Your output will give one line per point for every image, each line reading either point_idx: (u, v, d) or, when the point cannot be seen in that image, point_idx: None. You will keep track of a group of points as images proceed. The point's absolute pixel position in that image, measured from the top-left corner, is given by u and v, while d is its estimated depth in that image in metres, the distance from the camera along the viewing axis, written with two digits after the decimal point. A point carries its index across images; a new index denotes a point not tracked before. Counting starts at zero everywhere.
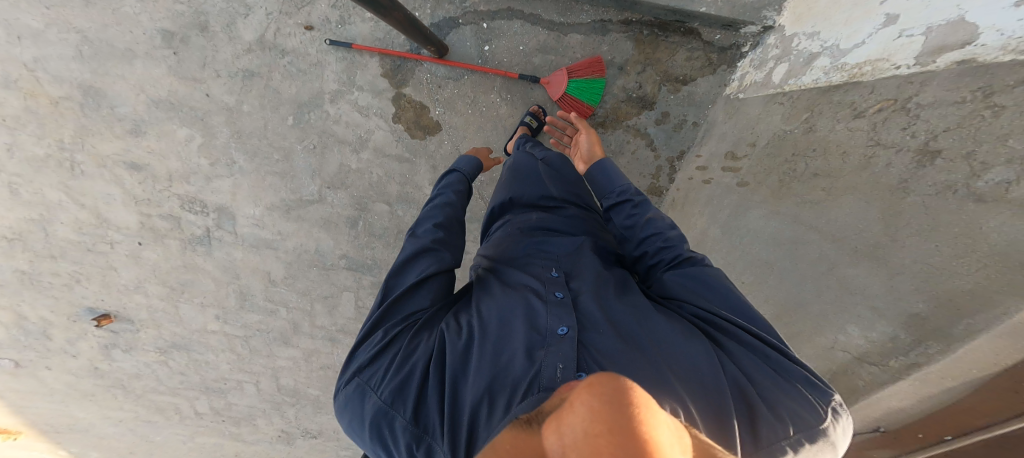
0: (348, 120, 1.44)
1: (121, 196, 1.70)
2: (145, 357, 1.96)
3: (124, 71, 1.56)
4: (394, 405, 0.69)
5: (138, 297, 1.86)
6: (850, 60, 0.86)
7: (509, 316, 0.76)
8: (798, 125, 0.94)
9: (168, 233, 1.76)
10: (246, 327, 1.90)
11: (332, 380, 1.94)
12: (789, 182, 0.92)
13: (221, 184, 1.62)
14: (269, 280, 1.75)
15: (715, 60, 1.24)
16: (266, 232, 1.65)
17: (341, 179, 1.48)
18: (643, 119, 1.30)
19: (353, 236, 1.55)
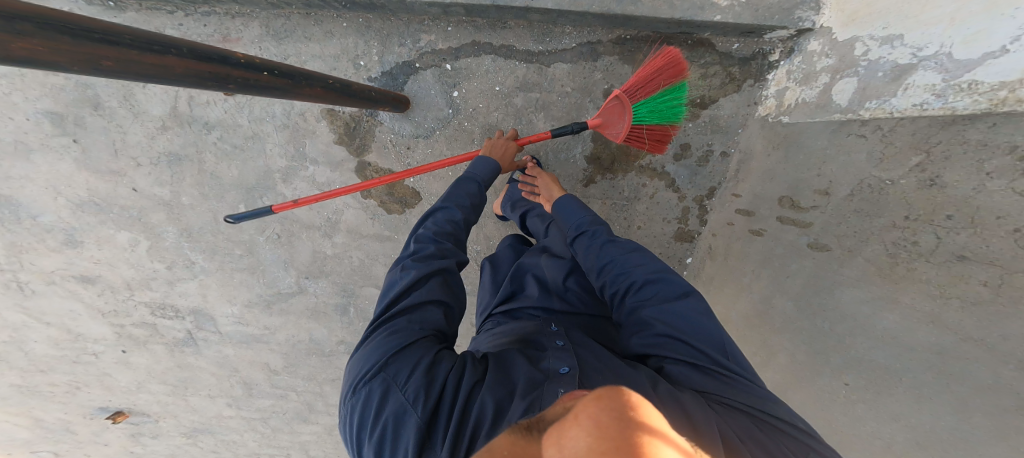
0: (309, 200, 1.19)
1: (84, 311, 1.54)
2: (175, 440, 1.99)
3: (25, 170, 1.27)
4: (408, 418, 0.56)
5: (145, 396, 1.84)
6: (976, 78, 0.60)
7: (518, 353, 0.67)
8: (910, 175, 0.65)
9: (149, 338, 1.60)
10: (262, 411, 1.77)
11: None
12: (905, 262, 0.65)
13: (186, 287, 1.41)
14: (270, 370, 1.59)
15: (738, 76, 1.00)
16: (251, 327, 1.46)
17: (319, 267, 1.26)
18: (660, 156, 1.08)
19: (347, 322, 1.36)
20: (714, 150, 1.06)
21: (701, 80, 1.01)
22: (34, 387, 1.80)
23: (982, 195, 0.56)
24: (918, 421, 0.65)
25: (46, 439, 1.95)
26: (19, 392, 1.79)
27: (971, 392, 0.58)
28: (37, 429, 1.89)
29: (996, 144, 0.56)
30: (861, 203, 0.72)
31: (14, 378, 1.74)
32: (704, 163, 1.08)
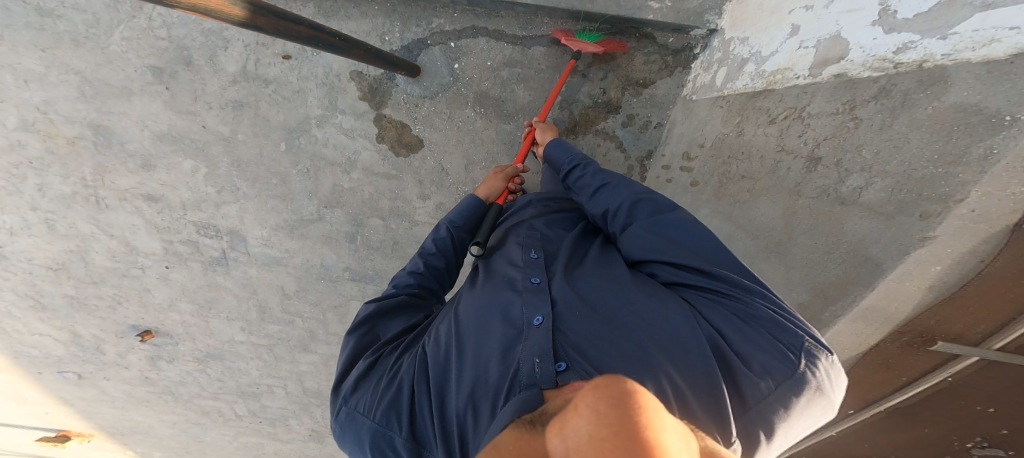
0: (335, 142, 1.52)
1: (144, 227, 1.67)
2: (187, 366, 2.01)
3: (125, 108, 1.50)
4: (390, 426, 0.83)
5: (174, 315, 1.86)
6: (768, 67, 1.08)
7: (487, 317, 0.86)
8: (732, 129, 1.14)
9: (188, 254, 1.72)
10: (270, 337, 1.87)
11: None
12: (725, 183, 1.14)
13: (229, 210, 1.65)
14: (284, 294, 1.74)
15: (671, 62, 1.41)
16: (274, 250, 1.68)
17: (337, 198, 1.57)
18: (612, 122, 1.47)
19: (354, 249, 1.60)
20: (651, 120, 1.46)
21: (644, 65, 1.41)
22: (83, 301, 1.79)
23: (768, 155, 1.00)
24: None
25: (70, 360, 1.94)
26: (66, 306, 1.79)
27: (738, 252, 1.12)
28: (71, 346, 1.89)
29: (776, 109, 1.01)
30: (713, 149, 1.20)
31: (68, 289, 1.75)
32: (644, 130, 1.48)
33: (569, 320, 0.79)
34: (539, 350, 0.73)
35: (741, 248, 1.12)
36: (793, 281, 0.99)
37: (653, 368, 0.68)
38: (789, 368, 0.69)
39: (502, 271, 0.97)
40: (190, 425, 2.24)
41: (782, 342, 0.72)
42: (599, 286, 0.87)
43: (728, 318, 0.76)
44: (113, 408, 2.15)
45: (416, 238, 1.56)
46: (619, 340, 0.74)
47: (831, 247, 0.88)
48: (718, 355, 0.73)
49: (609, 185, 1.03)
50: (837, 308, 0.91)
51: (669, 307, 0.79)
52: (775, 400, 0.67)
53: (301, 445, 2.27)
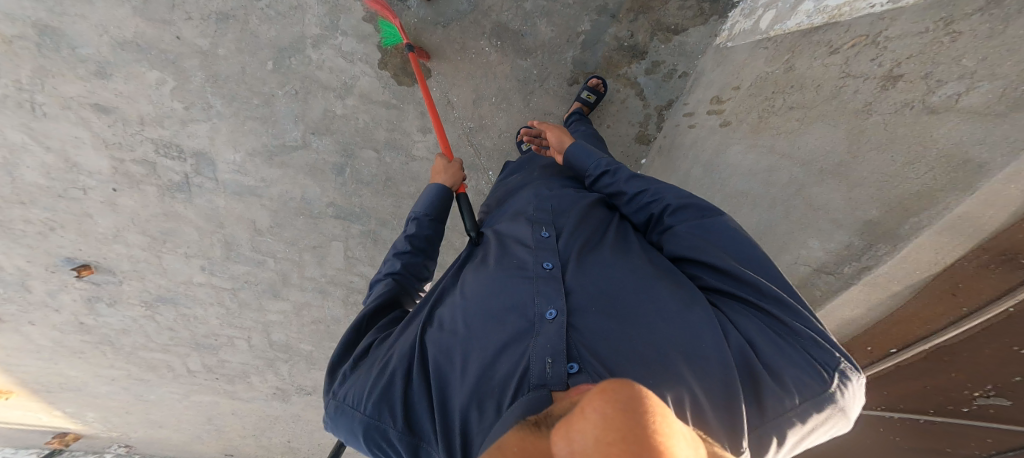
0: (332, 65, 1.39)
1: (90, 142, 1.40)
2: (131, 312, 1.67)
3: (85, 9, 1.27)
4: (380, 417, 0.76)
5: (119, 248, 1.55)
6: (830, 2, 0.95)
7: (495, 304, 0.79)
8: (779, 67, 1.05)
9: (144, 178, 1.48)
10: (234, 279, 1.63)
11: (325, 335, 1.80)
12: (766, 117, 1.05)
13: (198, 129, 1.45)
14: (254, 230, 1.55)
15: (707, 11, 1.32)
16: (249, 178, 1.50)
17: (326, 124, 1.43)
18: (635, 69, 1.39)
19: (341, 183, 1.48)
20: (677, 70, 1.38)
21: (679, 10, 1.33)
22: (7, 225, 1.45)
23: (828, 83, 0.90)
24: (751, 218, 1.09)
25: None
26: None
27: (780, 185, 0.99)
28: None
29: (839, 41, 0.90)
30: (750, 89, 1.12)
31: None
32: (667, 80, 1.40)
33: (585, 317, 0.71)
34: (552, 348, 0.66)
35: (785, 181, 0.98)
36: (859, 203, 0.84)
37: (671, 374, 0.60)
38: (819, 384, 0.60)
39: (509, 255, 0.89)
40: (131, 381, 1.88)
41: (815, 361, 0.63)
42: (620, 277, 0.77)
43: (761, 329, 0.67)
44: (38, 360, 1.75)
45: (412, 175, 1.47)
46: (634, 345, 0.65)
47: (915, 155, 0.74)
48: (744, 366, 0.63)
49: (648, 188, 0.92)
50: (921, 217, 0.76)
51: (694, 310, 0.69)
52: (796, 418, 0.59)
53: (262, 404, 2.05)
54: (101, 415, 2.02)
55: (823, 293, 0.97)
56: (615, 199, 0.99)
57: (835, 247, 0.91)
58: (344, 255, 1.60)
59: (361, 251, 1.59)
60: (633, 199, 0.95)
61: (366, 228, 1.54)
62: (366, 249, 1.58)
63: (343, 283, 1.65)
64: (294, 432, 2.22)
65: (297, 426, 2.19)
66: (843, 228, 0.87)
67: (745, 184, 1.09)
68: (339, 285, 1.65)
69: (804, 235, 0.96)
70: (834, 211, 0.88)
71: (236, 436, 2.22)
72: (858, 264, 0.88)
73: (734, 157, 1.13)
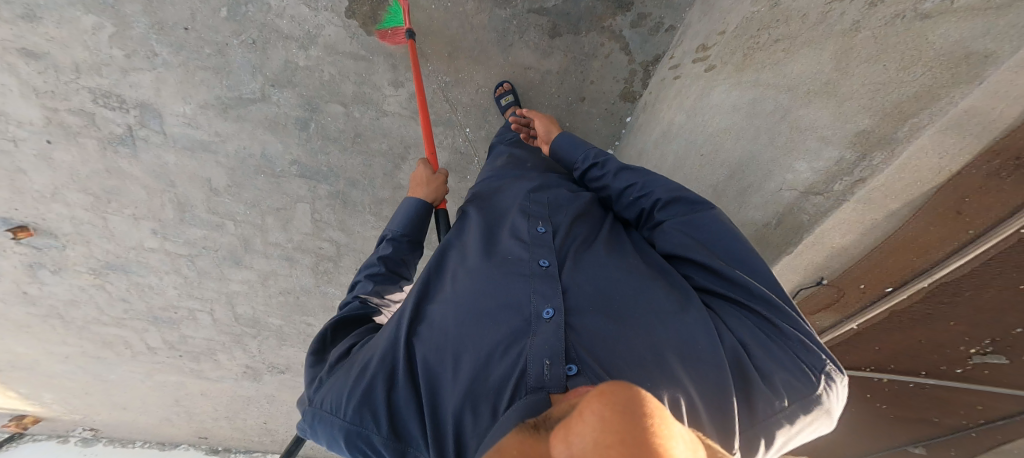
0: (293, 13, 1.24)
1: (17, 89, 1.23)
2: (78, 280, 1.54)
3: None
4: (364, 424, 0.70)
5: (58, 209, 1.40)
6: None
7: (489, 300, 0.75)
8: (763, 5, 1.04)
9: (83, 131, 1.31)
10: (191, 245, 1.52)
11: (295, 308, 1.71)
12: (750, 53, 1.06)
13: (141, 79, 1.28)
14: (211, 189, 1.44)
15: None
16: (201, 133, 1.36)
17: (288, 76, 1.31)
18: (620, 21, 1.32)
19: (305, 139, 1.38)
20: (663, 23, 1.33)
21: None
22: None
23: (815, 10, 0.91)
24: (734, 151, 1.09)
25: None
26: None
27: (764, 115, 1.00)
28: None
29: None
30: (736, 31, 1.11)
31: None
32: (653, 33, 1.35)
33: (582, 317, 0.68)
34: (550, 349, 0.63)
35: (771, 109, 0.99)
36: (848, 117, 0.82)
37: (669, 375, 0.58)
38: (807, 386, 0.61)
39: (502, 248, 0.85)
40: (87, 359, 1.75)
41: (801, 361, 0.63)
42: (617, 276, 0.76)
43: (753, 330, 0.67)
44: None
45: (383, 131, 1.38)
46: (631, 342, 0.63)
47: (909, 61, 0.73)
48: (738, 368, 0.63)
49: (635, 183, 0.92)
50: (921, 118, 0.72)
51: (689, 313, 0.69)
52: (783, 419, 0.59)
53: (233, 384, 1.95)
54: (60, 397, 1.89)
55: (812, 217, 0.93)
56: (607, 195, 0.99)
57: (822, 167, 0.88)
58: (312, 219, 1.51)
59: (329, 215, 1.50)
60: (622, 195, 0.95)
61: (334, 189, 1.45)
62: (335, 213, 1.50)
63: (312, 249, 1.57)
64: (269, 413, 2.12)
65: (272, 407, 2.09)
66: (832, 145, 0.86)
67: (726, 121, 1.11)
68: (308, 252, 1.57)
69: (790, 159, 0.94)
70: (822, 128, 0.87)
71: (209, 418, 2.11)
72: (850, 180, 0.84)
73: (718, 97, 1.13)
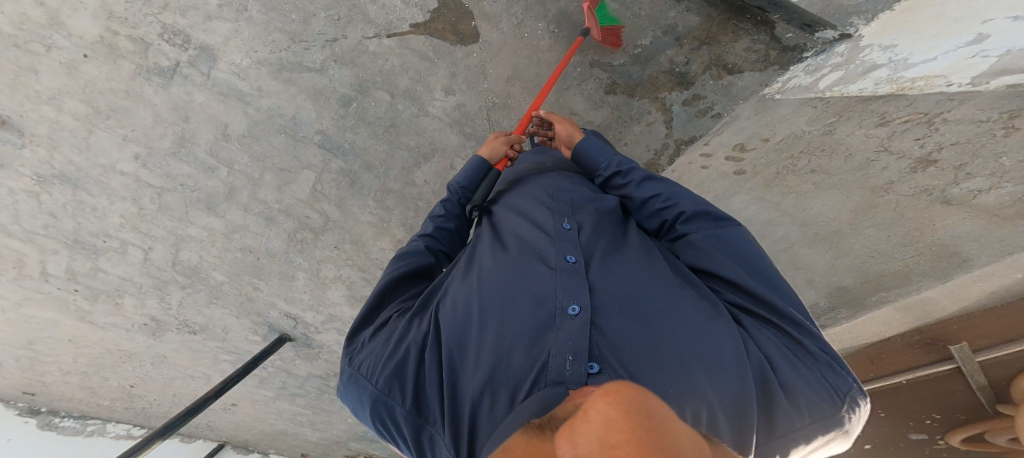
0: (386, 2, 1.24)
1: (94, 9, 1.13)
2: (12, 182, 1.27)
3: None
4: (391, 394, 0.73)
5: (47, 113, 1.20)
6: (910, 73, 0.91)
7: (514, 289, 0.72)
8: (819, 127, 1.11)
9: (126, 52, 1.20)
10: (168, 180, 1.37)
11: (247, 268, 1.56)
12: (783, 174, 1.23)
13: (220, 27, 1.22)
14: (222, 133, 1.34)
15: (772, 58, 1.22)
16: (243, 84, 1.29)
17: (352, 56, 1.29)
18: (674, 96, 1.37)
19: (341, 115, 1.35)
20: (713, 109, 1.34)
21: (745, 51, 1.25)
22: None
23: (862, 154, 1.08)
24: None
25: None
26: None
27: (772, 240, 1.38)
28: None
29: (893, 114, 0.98)
30: (781, 143, 1.20)
31: None
32: (700, 116, 1.37)
33: (606, 315, 0.65)
34: (573, 347, 0.60)
35: (777, 237, 1.36)
36: (837, 272, 1.32)
37: (693, 384, 0.54)
38: (831, 406, 0.59)
39: (529, 238, 0.83)
40: None
41: (830, 381, 0.63)
42: (645, 281, 0.71)
43: (783, 352, 0.64)
44: None
45: (417, 130, 1.39)
46: (657, 348, 0.59)
47: (908, 240, 1.13)
48: (762, 382, 0.60)
49: (661, 193, 0.91)
50: (890, 293, 1.25)
51: (717, 325, 0.64)
52: (802, 435, 0.57)
53: (120, 335, 1.64)
54: None
55: None
56: (627, 201, 0.97)
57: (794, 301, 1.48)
58: (313, 188, 1.44)
59: (331, 189, 1.45)
60: (644, 205, 0.93)
61: (347, 167, 1.42)
62: (337, 189, 1.45)
63: (298, 217, 1.48)
64: (144, 376, 1.81)
65: (154, 371, 1.81)
66: (813, 288, 1.40)
67: None
68: (292, 217, 1.48)
69: None
70: (811, 273, 1.37)
71: (54, 372, 1.71)
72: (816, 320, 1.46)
73: (739, 204, 1.38)
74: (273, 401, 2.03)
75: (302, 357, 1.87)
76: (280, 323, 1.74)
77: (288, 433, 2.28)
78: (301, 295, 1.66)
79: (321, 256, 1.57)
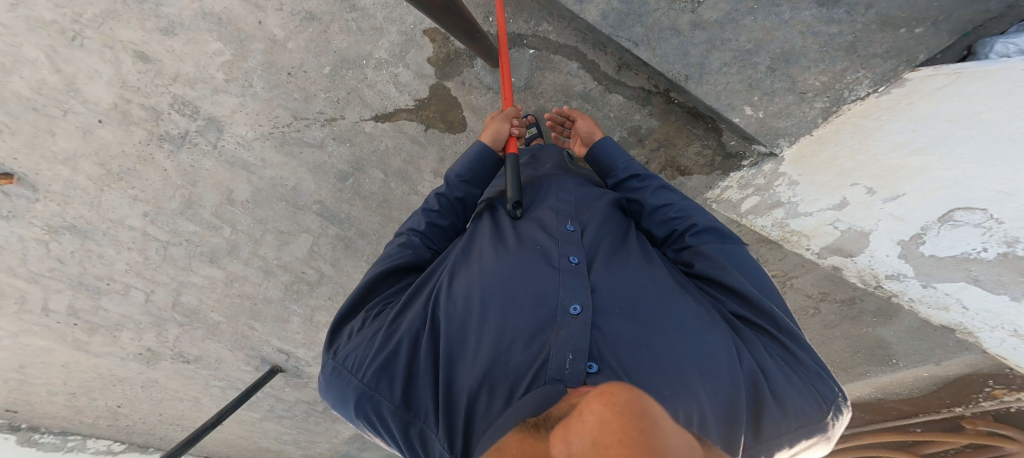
0: (382, 89, 1.39)
1: (107, 77, 1.31)
2: (26, 231, 1.46)
3: None
4: (379, 389, 0.81)
5: (63, 170, 1.39)
6: (794, 225, 1.42)
7: (517, 289, 0.81)
8: None
9: (139, 120, 1.37)
10: (175, 235, 1.51)
11: (245, 312, 1.66)
12: None
13: (226, 100, 1.37)
14: (228, 197, 1.48)
15: (717, 163, 1.44)
16: (248, 155, 1.43)
17: (349, 135, 1.43)
18: None
19: (338, 189, 1.48)
20: None
21: (696, 154, 1.46)
22: None
23: None
24: None
25: None
26: None
27: None
28: None
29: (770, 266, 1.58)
30: None
31: None
32: None
33: (612, 321, 0.74)
34: (574, 346, 0.69)
35: None
36: None
37: (688, 388, 0.62)
38: (817, 414, 0.68)
39: (533, 240, 0.91)
40: None
41: (815, 390, 0.71)
42: (645, 287, 0.81)
43: (781, 367, 0.72)
44: None
45: (407, 206, 1.50)
46: (656, 355, 0.68)
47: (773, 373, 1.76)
48: (754, 391, 0.68)
49: (672, 203, 0.98)
50: None
51: (714, 331, 0.74)
52: (787, 440, 0.65)
53: (114, 364, 1.74)
54: None
55: None
56: (637, 205, 1.03)
57: None
58: (310, 248, 1.56)
59: (327, 252, 1.56)
60: (655, 212, 0.99)
61: (343, 234, 1.54)
62: (333, 250, 1.56)
63: (296, 272, 1.59)
64: (133, 397, 1.86)
65: (142, 393, 1.85)
66: None
67: None
68: (289, 272, 1.59)
69: None
70: None
71: (42, 392, 1.80)
72: None
73: None
74: (259, 422, 2.05)
75: (291, 386, 1.90)
76: (273, 356, 1.79)
77: (271, 451, 2.20)
78: (294, 335, 1.73)
79: (315, 303, 1.65)
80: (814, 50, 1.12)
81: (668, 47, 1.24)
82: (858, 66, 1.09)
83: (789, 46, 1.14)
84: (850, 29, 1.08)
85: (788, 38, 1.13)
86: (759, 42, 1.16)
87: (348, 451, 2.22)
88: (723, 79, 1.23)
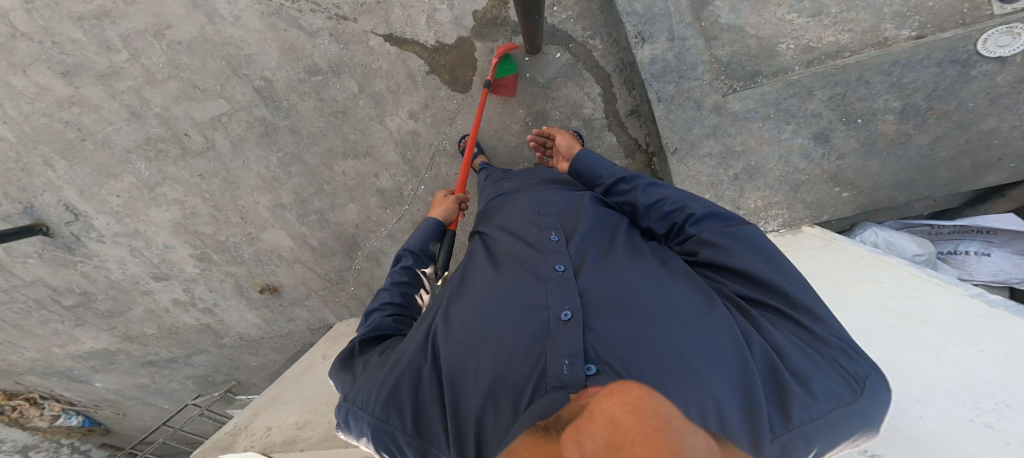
0: (412, 18, 1.24)
1: None
2: None
3: None
4: (391, 419, 0.58)
5: None
6: None
7: (507, 302, 0.61)
8: None
9: None
10: (44, 28, 1.14)
11: (53, 152, 1.22)
12: None
13: None
14: (157, 30, 1.17)
15: None
16: (222, 7, 1.17)
17: (349, 38, 1.23)
18: None
19: (299, 79, 1.23)
20: None
21: None
22: None
23: None
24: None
25: None
26: None
27: None
28: None
29: None
30: None
31: None
32: None
33: (603, 321, 0.54)
34: (569, 349, 0.51)
35: None
36: None
37: (693, 378, 0.45)
38: (846, 390, 0.48)
39: (514, 248, 0.73)
40: None
41: (840, 367, 0.51)
42: (635, 281, 0.60)
43: (791, 342, 0.52)
44: None
45: (364, 129, 1.27)
46: (651, 351, 0.49)
47: None
48: (769, 373, 0.49)
49: (666, 197, 0.74)
50: None
51: (713, 316, 0.54)
52: (818, 426, 0.45)
53: None
54: None
55: None
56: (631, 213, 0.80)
57: None
58: (217, 117, 1.24)
59: (235, 130, 1.25)
60: (652, 209, 0.76)
61: (268, 120, 1.25)
62: (244, 131, 1.25)
63: (175, 129, 1.23)
64: None
65: None
66: None
67: None
68: (166, 126, 1.23)
69: None
70: None
71: None
72: None
73: None
74: None
75: (41, 259, 1.35)
76: (49, 208, 1.27)
77: None
78: (109, 197, 1.28)
79: (173, 174, 1.27)
80: (775, 176, 1.20)
81: (682, 117, 1.23)
82: (783, 205, 1.22)
83: (762, 164, 1.20)
84: (808, 172, 1.18)
85: (767, 156, 1.20)
86: (747, 148, 1.21)
87: (69, 370, 1.59)
88: (698, 167, 1.23)
